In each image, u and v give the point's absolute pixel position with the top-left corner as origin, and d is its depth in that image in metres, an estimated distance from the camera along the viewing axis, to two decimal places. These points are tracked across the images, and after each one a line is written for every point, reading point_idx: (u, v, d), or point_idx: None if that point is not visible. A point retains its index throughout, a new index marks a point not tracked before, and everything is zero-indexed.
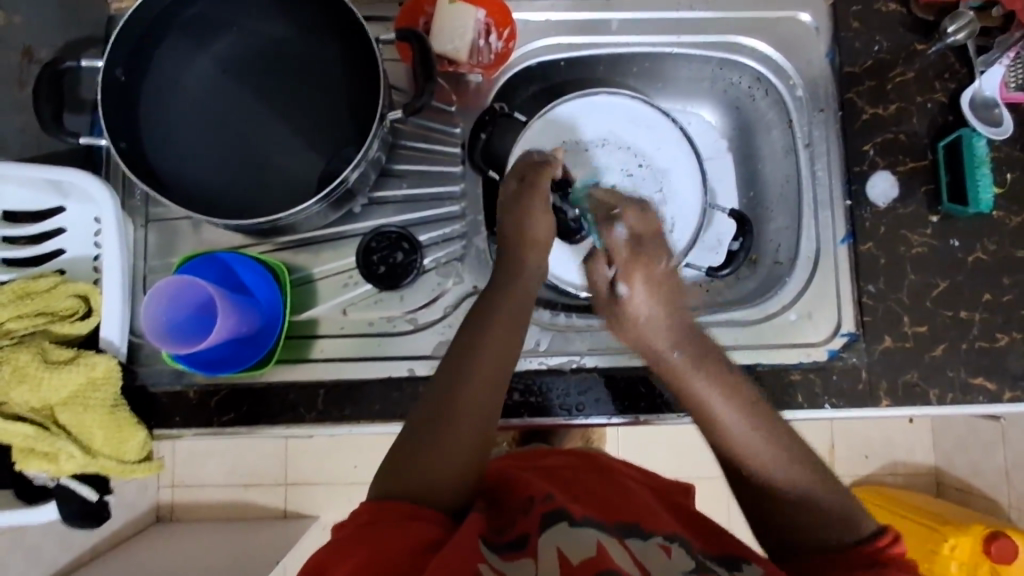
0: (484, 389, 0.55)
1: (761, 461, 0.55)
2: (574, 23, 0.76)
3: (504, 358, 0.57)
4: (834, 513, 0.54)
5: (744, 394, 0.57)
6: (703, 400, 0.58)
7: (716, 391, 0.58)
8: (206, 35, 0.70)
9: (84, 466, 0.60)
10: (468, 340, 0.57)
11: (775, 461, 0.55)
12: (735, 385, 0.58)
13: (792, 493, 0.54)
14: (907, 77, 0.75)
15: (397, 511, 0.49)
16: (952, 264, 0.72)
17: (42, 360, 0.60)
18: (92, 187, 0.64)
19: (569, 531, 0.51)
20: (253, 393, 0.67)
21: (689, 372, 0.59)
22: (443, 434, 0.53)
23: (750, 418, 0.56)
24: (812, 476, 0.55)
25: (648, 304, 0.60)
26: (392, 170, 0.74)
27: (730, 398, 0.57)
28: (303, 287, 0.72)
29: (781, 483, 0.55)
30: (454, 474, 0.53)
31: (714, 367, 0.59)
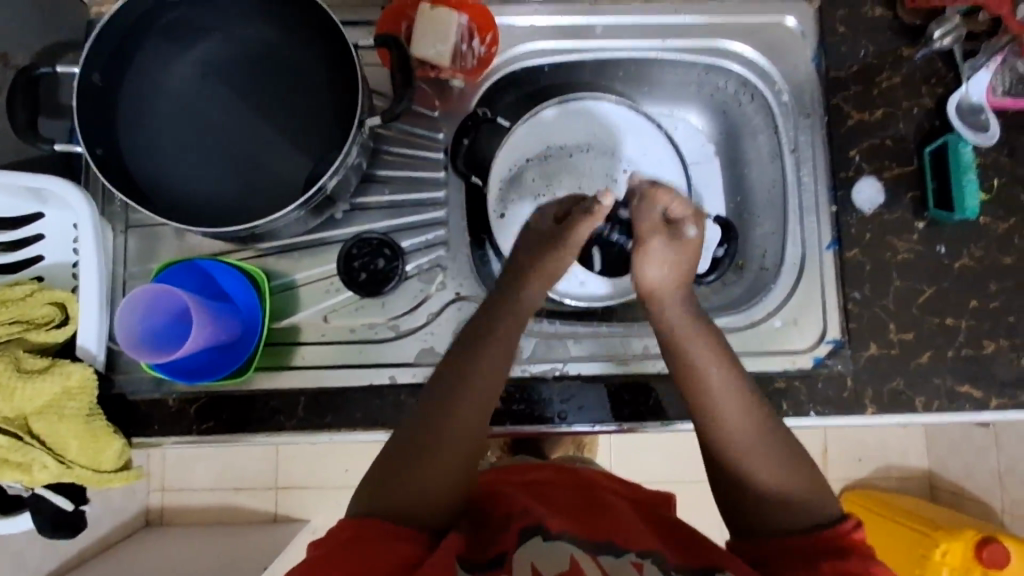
0: (470, 405, 0.55)
1: (743, 436, 0.55)
2: (558, 28, 0.75)
3: (495, 379, 0.57)
4: (801, 501, 0.53)
5: (735, 365, 0.58)
6: (698, 367, 0.58)
7: (712, 361, 0.58)
8: (186, 40, 0.70)
9: (59, 476, 0.60)
10: (458, 356, 0.58)
11: (756, 439, 0.55)
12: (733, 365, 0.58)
13: (763, 473, 0.54)
14: (893, 82, 0.74)
15: (377, 528, 0.50)
16: (938, 270, 0.72)
17: (16, 369, 0.58)
18: (69, 194, 0.64)
19: (544, 546, 0.51)
20: (233, 401, 0.67)
21: (682, 331, 0.59)
22: (430, 451, 0.54)
23: (743, 396, 0.57)
24: (786, 461, 0.55)
25: (669, 257, 0.61)
26: (374, 176, 0.73)
27: (726, 372, 0.57)
28: (283, 294, 0.71)
29: (754, 459, 0.55)
30: (437, 490, 0.53)
31: (714, 342, 0.59)
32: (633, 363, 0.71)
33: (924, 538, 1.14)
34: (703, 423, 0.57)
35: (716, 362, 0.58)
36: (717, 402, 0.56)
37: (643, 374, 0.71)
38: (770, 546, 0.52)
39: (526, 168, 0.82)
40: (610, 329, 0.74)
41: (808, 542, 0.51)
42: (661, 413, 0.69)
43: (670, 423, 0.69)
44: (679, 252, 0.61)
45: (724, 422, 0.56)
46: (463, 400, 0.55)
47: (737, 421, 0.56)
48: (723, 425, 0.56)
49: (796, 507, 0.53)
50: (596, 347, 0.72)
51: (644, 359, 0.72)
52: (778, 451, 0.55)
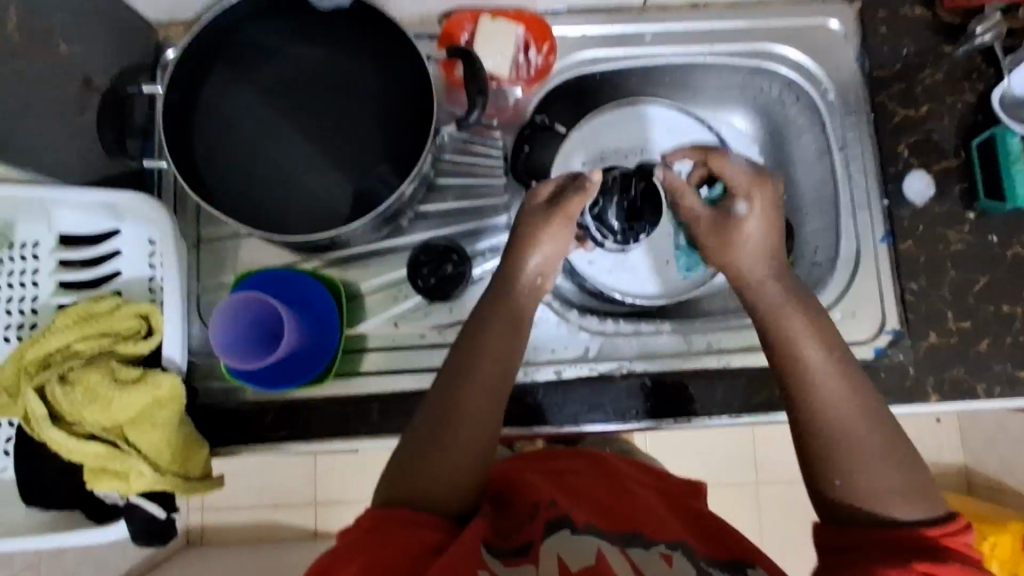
0: (480, 394, 0.57)
1: (850, 423, 0.54)
2: (609, 37, 0.78)
3: (502, 369, 0.59)
4: (889, 489, 0.52)
5: (836, 346, 0.57)
6: (801, 348, 0.57)
7: (816, 343, 0.57)
8: (253, 60, 0.72)
9: (154, 484, 0.60)
10: (461, 343, 0.60)
11: (864, 428, 0.54)
12: (838, 353, 0.57)
13: (863, 454, 0.53)
14: (936, 79, 0.77)
15: (398, 517, 0.52)
16: (992, 259, 0.73)
17: (111, 380, 0.60)
18: (150, 210, 0.66)
19: (573, 538, 0.54)
20: (306, 409, 0.68)
21: (778, 308, 0.59)
22: (449, 436, 0.56)
23: (848, 382, 0.55)
24: (885, 450, 0.53)
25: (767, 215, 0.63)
26: (437, 185, 0.75)
27: (832, 356, 0.57)
28: (352, 302, 0.73)
29: (846, 441, 0.53)
30: (456, 475, 0.55)
31: (819, 327, 0.58)
32: (698, 359, 0.73)
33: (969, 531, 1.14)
34: (802, 400, 0.56)
35: (815, 341, 0.57)
36: (820, 380, 0.56)
37: (706, 370, 0.72)
38: (849, 535, 0.51)
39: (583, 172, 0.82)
40: (670, 328, 0.75)
41: (895, 535, 0.50)
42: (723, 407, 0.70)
43: (735, 416, 0.69)
44: (745, 222, 0.62)
45: (829, 398, 0.55)
46: (469, 393, 0.57)
47: (849, 403, 0.55)
48: (832, 404, 0.55)
49: (889, 494, 0.52)
50: (659, 345, 0.74)
51: (708, 355, 0.73)
52: (873, 434, 0.54)
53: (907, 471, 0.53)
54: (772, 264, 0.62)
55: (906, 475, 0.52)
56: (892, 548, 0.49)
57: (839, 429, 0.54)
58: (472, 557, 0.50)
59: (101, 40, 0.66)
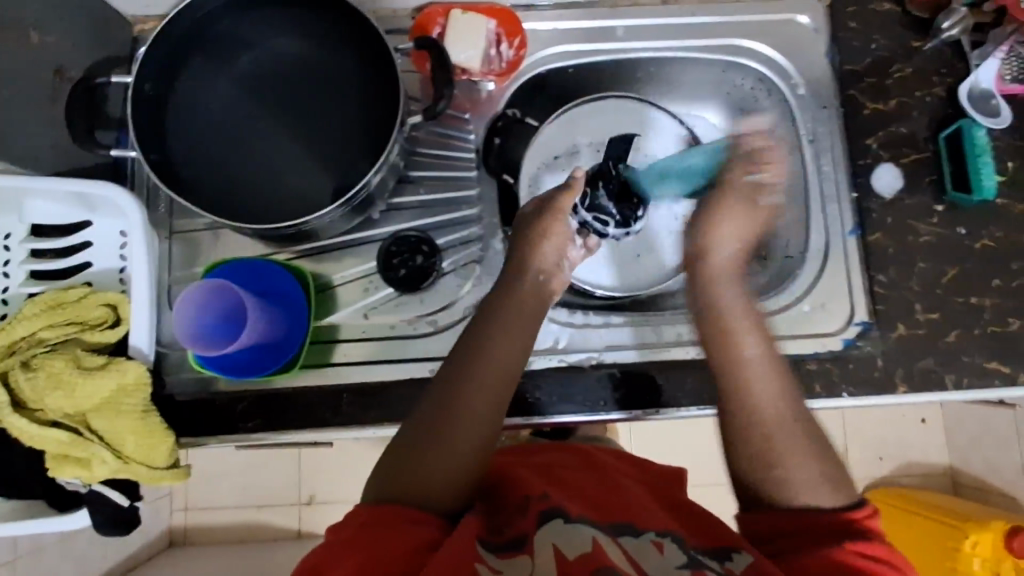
0: (482, 390, 0.57)
1: (773, 417, 0.57)
2: (582, 31, 0.79)
3: (510, 366, 0.59)
4: (814, 480, 0.54)
5: (770, 345, 0.61)
6: (740, 344, 0.60)
7: (755, 339, 0.60)
8: (227, 53, 0.73)
9: (115, 472, 0.60)
10: (466, 340, 0.60)
11: (787, 424, 0.56)
12: (772, 354, 0.60)
13: (787, 448, 0.55)
14: (905, 74, 0.77)
15: (393, 513, 0.52)
16: (961, 251, 0.74)
17: (77, 367, 0.60)
18: (121, 200, 0.66)
19: (565, 527, 0.54)
20: (278, 400, 0.68)
21: (726, 305, 0.63)
22: (447, 432, 0.55)
23: (774, 379, 0.59)
24: (808, 445, 0.56)
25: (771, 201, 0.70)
26: (409, 177, 0.76)
27: (768, 355, 0.60)
28: (323, 293, 0.73)
29: (774, 435, 0.56)
30: (456, 471, 0.55)
31: (755, 326, 0.62)
32: (668, 350, 0.73)
33: (952, 530, 1.14)
34: (737, 388, 0.58)
35: (751, 336, 0.61)
36: (749, 373, 0.59)
37: (675, 361, 0.72)
38: (767, 517, 0.54)
39: (557, 164, 0.83)
40: (640, 320, 0.75)
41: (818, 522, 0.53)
42: (695, 397, 0.70)
43: (703, 408, 0.70)
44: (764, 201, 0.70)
45: (753, 390, 0.58)
46: (473, 390, 0.57)
47: (774, 398, 0.57)
48: (759, 405, 0.57)
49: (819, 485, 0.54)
50: (630, 336, 0.74)
51: (679, 347, 0.73)
52: (792, 427, 0.56)
53: (831, 469, 0.55)
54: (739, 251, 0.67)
55: (828, 469, 0.55)
56: (817, 534, 0.53)
57: (767, 425, 0.56)
58: (466, 554, 0.50)
59: (75, 31, 0.67)
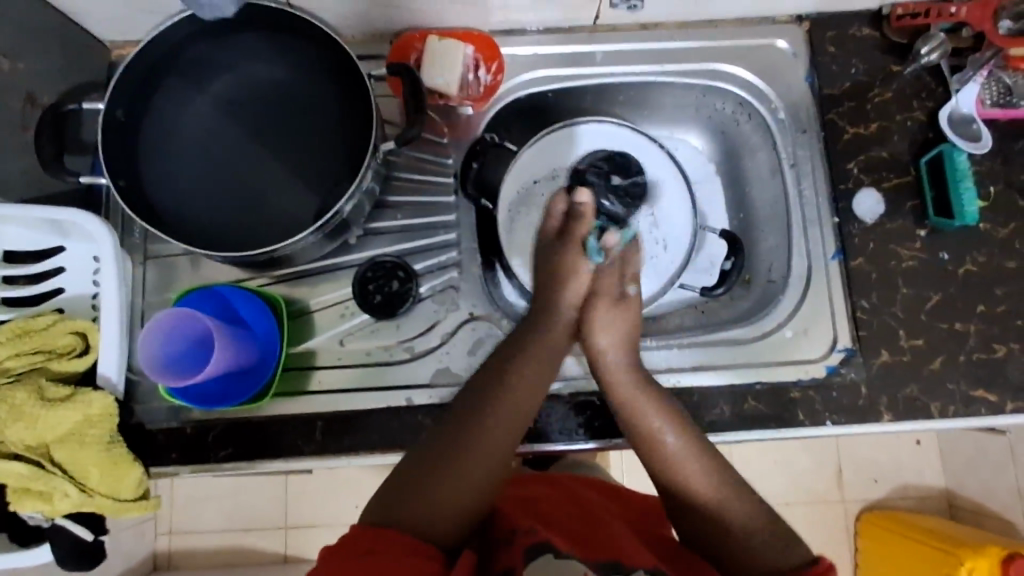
0: (497, 427, 0.57)
1: (717, 506, 0.57)
2: (559, 56, 0.78)
3: (533, 399, 0.60)
4: (775, 548, 0.54)
5: (687, 429, 0.60)
6: (657, 440, 0.60)
7: (668, 431, 0.60)
8: (202, 78, 0.72)
9: (79, 504, 0.59)
10: (486, 376, 0.61)
11: (735, 509, 0.56)
12: (694, 439, 0.60)
13: (740, 529, 0.56)
14: (885, 97, 0.77)
15: (391, 542, 0.51)
16: (944, 276, 0.73)
17: (40, 398, 0.59)
18: (91, 226, 0.66)
19: (553, 562, 0.52)
20: (251, 428, 0.67)
21: (633, 402, 0.62)
22: (457, 466, 0.55)
23: (706, 461, 0.59)
24: (761, 515, 0.56)
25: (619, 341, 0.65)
26: (387, 202, 0.75)
27: (689, 443, 0.59)
28: (299, 319, 0.72)
29: (722, 521, 0.56)
30: (467, 504, 0.55)
31: (668, 414, 0.61)
32: None
33: (948, 556, 1.09)
34: (671, 482, 0.59)
35: (670, 428, 0.60)
36: (675, 465, 0.59)
37: None
38: None
39: (535, 188, 0.83)
40: None
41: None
42: None
43: None
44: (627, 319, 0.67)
45: (685, 481, 0.58)
46: (494, 422, 0.57)
47: (706, 481, 0.58)
48: (689, 488, 0.58)
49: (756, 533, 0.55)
50: None
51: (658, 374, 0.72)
52: (738, 504, 0.56)
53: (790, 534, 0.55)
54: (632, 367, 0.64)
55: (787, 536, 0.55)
56: None
57: (712, 514, 0.57)
58: None
59: (49, 58, 0.67)
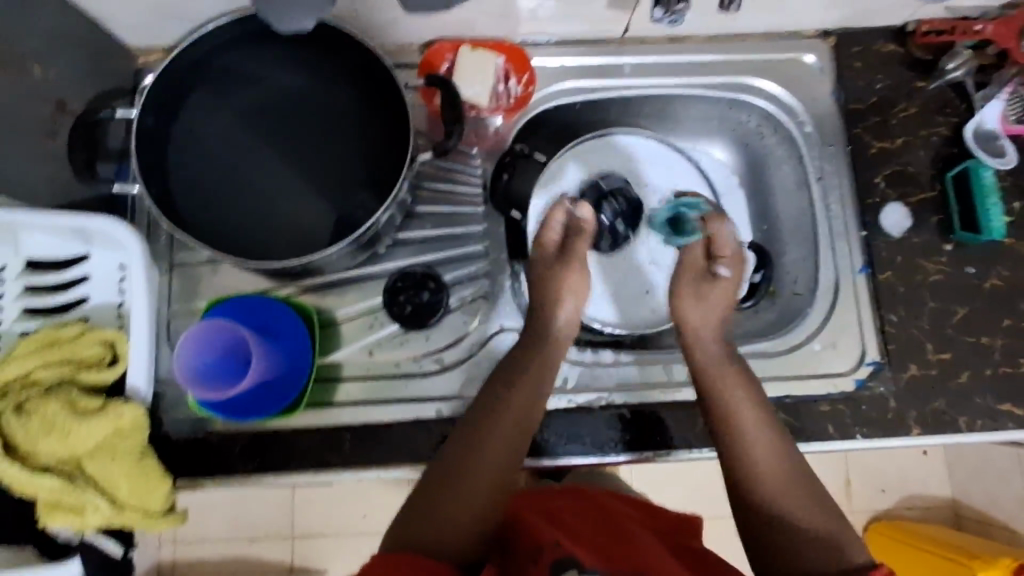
0: (504, 440, 0.58)
1: (776, 478, 0.59)
2: (587, 67, 0.78)
3: (531, 407, 0.60)
4: (821, 529, 0.55)
5: (763, 402, 0.63)
6: (735, 408, 0.62)
7: (747, 402, 0.63)
8: (232, 85, 0.72)
9: (110, 519, 0.59)
10: (484, 395, 0.61)
11: (792, 486, 0.58)
12: (765, 415, 0.63)
13: (788, 506, 0.57)
14: (910, 113, 0.78)
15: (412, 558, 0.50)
16: (969, 290, 0.74)
17: (71, 410, 0.59)
18: (120, 234, 0.65)
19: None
20: (276, 440, 0.66)
21: (711, 369, 0.65)
22: (468, 480, 0.56)
23: (772, 438, 0.61)
24: (809, 496, 0.58)
25: (712, 308, 0.68)
26: (415, 212, 0.75)
27: (760, 418, 0.62)
28: (326, 330, 0.72)
29: (778, 496, 0.58)
30: (481, 518, 0.55)
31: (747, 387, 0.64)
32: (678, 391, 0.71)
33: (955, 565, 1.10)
34: (738, 453, 0.60)
35: (748, 400, 0.63)
36: (747, 431, 0.61)
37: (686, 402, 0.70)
38: None
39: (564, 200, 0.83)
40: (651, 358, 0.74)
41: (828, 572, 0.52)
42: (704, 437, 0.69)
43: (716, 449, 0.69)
44: (717, 289, 0.70)
45: (753, 451, 0.60)
46: (496, 433, 0.58)
47: (770, 455, 0.60)
48: (755, 459, 0.60)
49: (810, 524, 0.56)
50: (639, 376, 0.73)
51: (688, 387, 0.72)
52: (796, 481, 0.59)
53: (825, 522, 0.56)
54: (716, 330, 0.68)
55: (825, 525, 0.56)
56: None
57: (769, 488, 0.58)
58: None
59: (79, 64, 0.66)
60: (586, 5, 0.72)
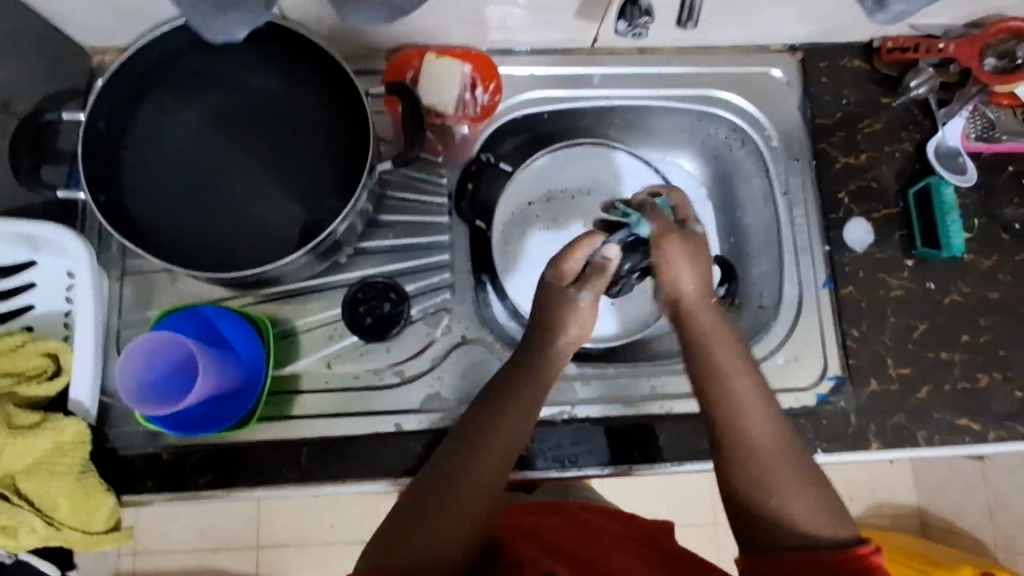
0: (492, 456, 0.54)
1: (770, 455, 0.52)
2: (557, 77, 0.78)
3: (522, 422, 0.56)
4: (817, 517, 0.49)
5: (756, 372, 0.56)
6: (729, 378, 0.55)
7: (741, 372, 0.55)
8: (190, 88, 0.70)
9: (47, 538, 0.58)
10: (476, 409, 0.57)
11: (788, 468, 0.51)
12: (762, 389, 0.55)
13: (783, 490, 0.50)
14: (875, 129, 0.78)
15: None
16: (930, 305, 0.74)
17: (7, 425, 0.57)
18: (66, 241, 0.62)
19: None
20: (231, 454, 0.64)
21: (703, 334, 0.57)
22: (449, 498, 0.52)
23: (768, 413, 0.54)
24: (808, 480, 0.51)
25: (691, 262, 0.60)
26: (378, 221, 0.73)
27: (755, 391, 0.54)
28: (284, 341, 0.70)
29: (772, 474, 0.51)
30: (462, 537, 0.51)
31: (741, 356, 0.56)
32: (642, 405, 0.71)
33: None
34: (733, 431, 0.53)
35: (743, 371, 0.55)
36: (742, 405, 0.54)
37: (648, 416, 0.70)
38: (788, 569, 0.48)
39: (530, 211, 0.83)
40: (616, 371, 0.74)
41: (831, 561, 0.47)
42: (667, 453, 0.68)
43: (679, 464, 0.68)
44: (689, 245, 0.60)
45: (748, 427, 0.53)
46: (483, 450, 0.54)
47: (768, 432, 0.53)
48: (752, 434, 0.53)
49: (807, 517, 0.49)
50: (605, 390, 0.72)
51: (652, 400, 0.71)
52: (793, 462, 0.52)
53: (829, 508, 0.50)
54: (701, 285, 0.60)
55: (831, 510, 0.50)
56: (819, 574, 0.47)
57: (762, 472, 0.51)
58: None
59: (28, 64, 0.64)
60: (555, 14, 0.71)
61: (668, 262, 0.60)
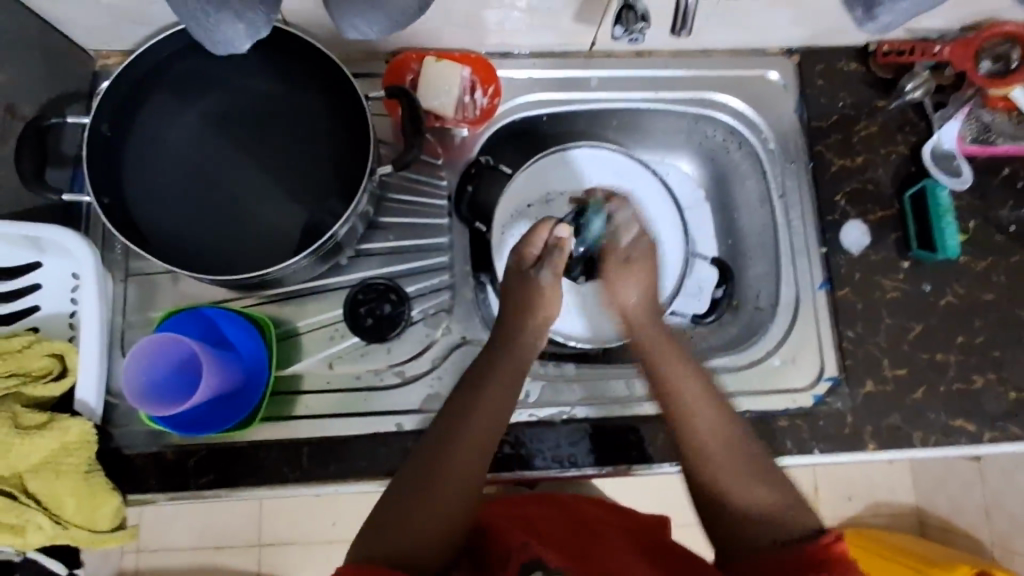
0: (471, 446, 0.56)
1: (721, 452, 0.58)
2: (555, 80, 0.78)
3: (495, 414, 0.58)
4: (774, 504, 0.55)
5: (704, 376, 0.63)
6: (678, 385, 0.62)
7: (687, 379, 0.63)
8: (192, 92, 0.71)
9: (53, 537, 0.59)
10: (450, 405, 0.59)
11: (741, 461, 0.58)
12: (710, 390, 0.62)
13: (738, 483, 0.57)
14: (871, 131, 0.79)
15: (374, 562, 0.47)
16: (925, 307, 0.75)
17: (14, 425, 0.58)
18: (71, 244, 0.63)
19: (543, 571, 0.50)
20: (233, 453, 0.65)
21: (653, 346, 0.66)
22: (433, 491, 0.53)
23: (719, 411, 0.61)
24: (760, 473, 0.57)
25: (637, 279, 0.70)
26: (378, 223, 0.74)
27: (704, 394, 0.62)
28: (285, 342, 0.71)
29: (727, 470, 0.57)
30: (448, 522, 0.53)
31: (688, 362, 0.64)
32: (638, 405, 0.71)
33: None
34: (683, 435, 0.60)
35: (691, 378, 0.63)
36: (690, 407, 0.61)
37: (645, 416, 0.71)
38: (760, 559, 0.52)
39: (529, 212, 0.82)
40: (613, 372, 0.74)
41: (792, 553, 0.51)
42: (664, 452, 0.69)
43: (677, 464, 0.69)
44: (637, 263, 0.70)
45: (698, 427, 0.60)
46: (462, 442, 0.56)
47: (716, 431, 0.60)
48: (702, 434, 0.60)
49: (764, 505, 0.55)
50: (603, 390, 0.73)
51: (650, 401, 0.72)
52: (744, 457, 0.58)
53: (783, 494, 0.56)
54: (647, 296, 0.70)
55: (785, 497, 0.56)
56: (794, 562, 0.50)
57: (716, 469, 0.58)
58: None
59: (30, 69, 0.64)
60: (553, 18, 0.72)
61: (616, 279, 0.70)
